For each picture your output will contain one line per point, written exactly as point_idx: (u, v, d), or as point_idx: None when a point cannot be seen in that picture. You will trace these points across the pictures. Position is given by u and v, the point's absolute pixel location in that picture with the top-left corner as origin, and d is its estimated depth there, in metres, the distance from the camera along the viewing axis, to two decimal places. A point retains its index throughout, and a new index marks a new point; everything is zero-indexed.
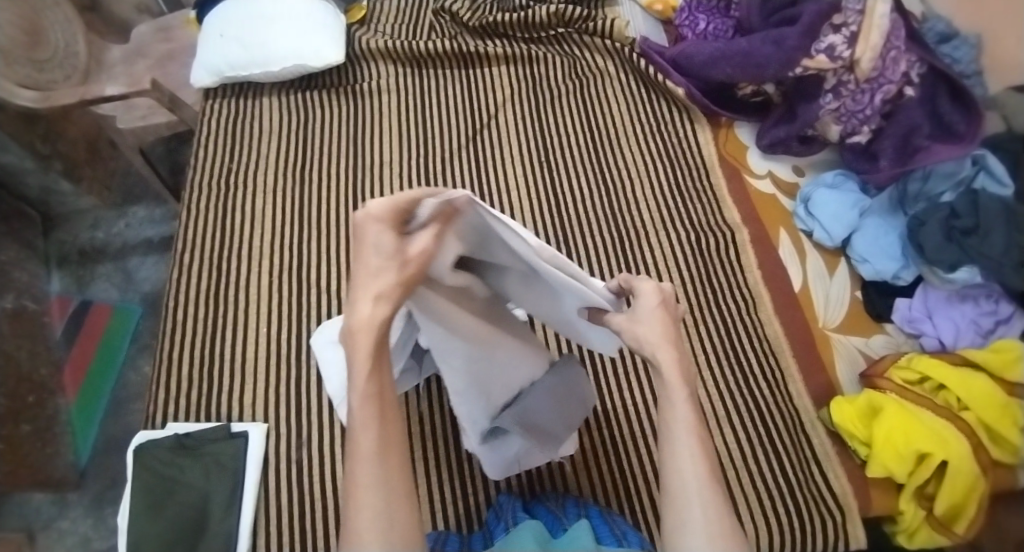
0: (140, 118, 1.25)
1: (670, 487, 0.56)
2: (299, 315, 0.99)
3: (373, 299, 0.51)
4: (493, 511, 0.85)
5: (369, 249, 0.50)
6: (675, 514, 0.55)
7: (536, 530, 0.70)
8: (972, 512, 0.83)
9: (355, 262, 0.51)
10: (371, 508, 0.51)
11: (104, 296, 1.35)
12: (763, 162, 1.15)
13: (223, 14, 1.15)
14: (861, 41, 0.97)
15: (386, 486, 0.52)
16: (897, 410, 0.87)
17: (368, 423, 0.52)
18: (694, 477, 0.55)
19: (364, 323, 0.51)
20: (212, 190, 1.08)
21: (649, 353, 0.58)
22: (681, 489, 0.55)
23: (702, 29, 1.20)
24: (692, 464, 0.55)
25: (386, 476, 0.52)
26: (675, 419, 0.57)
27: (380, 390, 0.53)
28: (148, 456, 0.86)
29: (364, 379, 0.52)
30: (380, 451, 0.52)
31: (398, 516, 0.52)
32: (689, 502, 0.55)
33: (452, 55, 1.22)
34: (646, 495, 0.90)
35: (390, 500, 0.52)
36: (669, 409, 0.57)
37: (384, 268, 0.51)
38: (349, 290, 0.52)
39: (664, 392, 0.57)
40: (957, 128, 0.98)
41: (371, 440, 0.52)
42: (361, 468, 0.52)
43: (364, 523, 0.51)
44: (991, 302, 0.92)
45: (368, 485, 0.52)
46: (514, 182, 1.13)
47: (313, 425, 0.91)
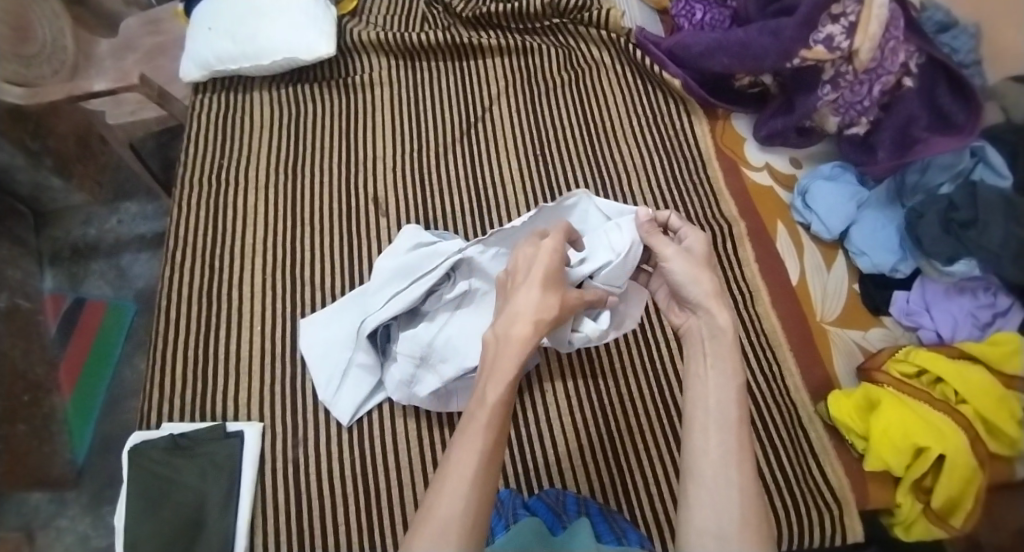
0: (129, 113, 1.23)
1: (701, 477, 0.55)
2: (294, 312, 0.98)
3: (531, 322, 0.62)
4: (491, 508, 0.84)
5: (528, 285, 0.65)
6: (707, 507, 0.54)
7: (536, 528, 0.71)
8: (970, 505, 0.83)
9: (518, 300, 0.64)
10: (462, 506, 0.53)
11: (98, 293, 1.34)
12: (760, 154, 1.14)
13: (212, 8, 1.13)
14: (859, 32, 0.96)
15: (478, 487, 0.54)
16: (894, 403, 0.87)
17: (489, 425, 0.57)
18: (732, 468, 0.55)
19: (518, 336, 0.61)
20: (203, 186, 1.07)
21: (711, 362, 0.61)
22: (718, 480, 0.55)
23: (699, 19, 1.18)
24: (732, 458, 0.55)
25: (484, 473, 0.55)
26: (714, 408, 0.58)
27: (503, 403, 0.59)
28: (144, 457, 0.85)
29: (501, 386, 0.59)
30: (488, 450, 0.56)
31: (479, 519, 0.54)
32: (727, 493, 0.54)
33: (445, 47, 1.20)
34: (641, 490, 0.90)
35: (477, 501, 0.54)
36: (715, 390, 0.59)
37: (542, 296, 0.64)
38: (511, 315, 0.63)
39: (713, 369, 0.60)
40: (955, 119, 0.98)
41: (481, 441, 0.56)
42: (468, 459, 0.55)
43: (454, 512, 0.53)
44: (989, 295, 0.92)
45: (464, 476, 0.55)
46: (510, 176, 1.11)
47: (309, 423, 0.90)
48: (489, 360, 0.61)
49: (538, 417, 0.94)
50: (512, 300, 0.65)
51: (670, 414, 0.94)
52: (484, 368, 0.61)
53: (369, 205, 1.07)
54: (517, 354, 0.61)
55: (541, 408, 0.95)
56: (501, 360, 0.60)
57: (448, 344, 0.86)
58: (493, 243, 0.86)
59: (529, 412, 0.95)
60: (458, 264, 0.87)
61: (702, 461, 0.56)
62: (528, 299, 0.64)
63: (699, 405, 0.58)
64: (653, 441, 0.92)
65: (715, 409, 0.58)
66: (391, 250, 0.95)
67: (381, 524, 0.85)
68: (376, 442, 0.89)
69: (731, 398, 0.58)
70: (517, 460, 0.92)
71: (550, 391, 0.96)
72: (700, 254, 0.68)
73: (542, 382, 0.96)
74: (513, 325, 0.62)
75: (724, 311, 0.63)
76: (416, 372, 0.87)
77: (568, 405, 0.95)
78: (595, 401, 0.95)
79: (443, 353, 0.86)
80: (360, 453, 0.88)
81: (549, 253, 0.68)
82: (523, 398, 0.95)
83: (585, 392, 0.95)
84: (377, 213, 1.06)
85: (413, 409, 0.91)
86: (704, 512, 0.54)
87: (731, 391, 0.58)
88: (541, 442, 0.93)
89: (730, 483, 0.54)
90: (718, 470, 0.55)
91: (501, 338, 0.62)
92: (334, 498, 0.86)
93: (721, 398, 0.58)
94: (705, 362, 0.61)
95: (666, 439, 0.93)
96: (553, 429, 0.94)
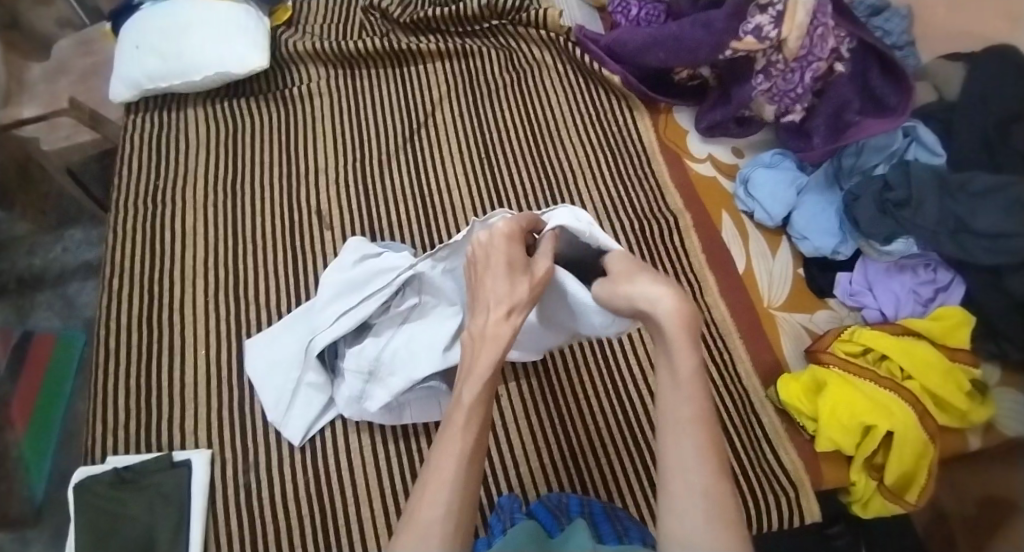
0: (64, 138, 1.21)
1: (666, 481, 0.49)
2: (241, 333, 0.96)
3: (506, 312, 0.63)
4: (493, 514, 0.84)
5: (506, 270, 0.65)
6: (676, 518, 0.47)
7: (531, 533, 0.71)
8: (924, 479, 0.84)
9: (493, 288, 0.64)
10: (443, 512, 0.52)
11: (46, 324, 1.30)
12: (703, 146, 1.15)
13: (139, 25, 1.10)
14: (786, 20, 0.97)
15: (460, 491, 0.53)
16: (840, 383, 0.88)
17: (468, 426, 0.57)
18: (694, 471, 0.48)
19: (492, 330, 0.62)
20: (140, 210, 1.05)
21: (666, 356, 0.53)
22: (682, 489, 0.48)
23: (634, 15, 1.18)
24: (694, 458, 0.48)
25: (462, 482, 0.54)
26: (676, 401, 0.51)
27: (480, 400, 0.58)
28: (89, 492, 0.83)
29: (478, 384, 0.59)
30: (466, 453, 0.55)
31: (463, 524, 0.52)
32: (691, 500, 0.47)
33: (384, 53, 1.19)
34: (603, 487, 0.89)
35: (460, 507, 0.53)
36: (673, 387, 0.51)
37: (512, 282, 0.64)
38: (484, 308, 0.63)
39: (665, 362, 0.52)
40: (888, 101, 1.00)
41: (458, 444, 0.56)
42: (446, 464, 0.54)
43: (435, 522, 0.52)
44: (929, 271, 0.94)
45: (439, 486, 0.53)
46: (455, 181, 1.11)
47: (259, 446, 0.89)
48: (467, 358, 0.61)
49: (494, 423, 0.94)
50: (482, 290, 0.65)
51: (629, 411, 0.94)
52: (462, 369, 0.61)
53: (313, 219, 1.06)
54: (495, 345, 0.61)
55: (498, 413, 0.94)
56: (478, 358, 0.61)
57: (395, 358, 0.85)
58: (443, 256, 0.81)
59: None
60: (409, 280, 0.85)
61: (664, 467, 0.49)
62: (497, 292, 0.64)
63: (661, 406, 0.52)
64: (613, 439, 0.92)
65: (673, 406, 0.51)
66: (337, 264, 0.94)
67: (340, 544, 0.84)
68: (332, 459, 0.88)
69: (687, 394, 0.51)
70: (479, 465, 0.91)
71: (506, 396, 0.95)
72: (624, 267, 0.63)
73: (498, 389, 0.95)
74: (488, 321, 0.62)
75: (667, 296, 0.55)
76: (365, 388, 0.86)
77: (525, 408, 0.94)
78: (551, 401, 0.95)
79: (391, 367, 0.85)
80: (315, 472, 0.87)
81: (505, 234, 0.67)
82: None
83: (540, 393, 0.95)
84: (321, 226, 1.05)
85: (368, 423, 0.90)
86: (672, 526, 0.48)
87: (690, 385, 0.51)
88: (497, 448, 0.92)
89: (694, 490, 0.47)
90: (680, 476, 0.48)
91: (477, 334, 0.63)
92: (291, 519, 0.85)
93: (675, 398, 0.51)
94: (660, 359, 0.53)
95: (626, 436, 0.92)
96: (510, 433, 0.93)
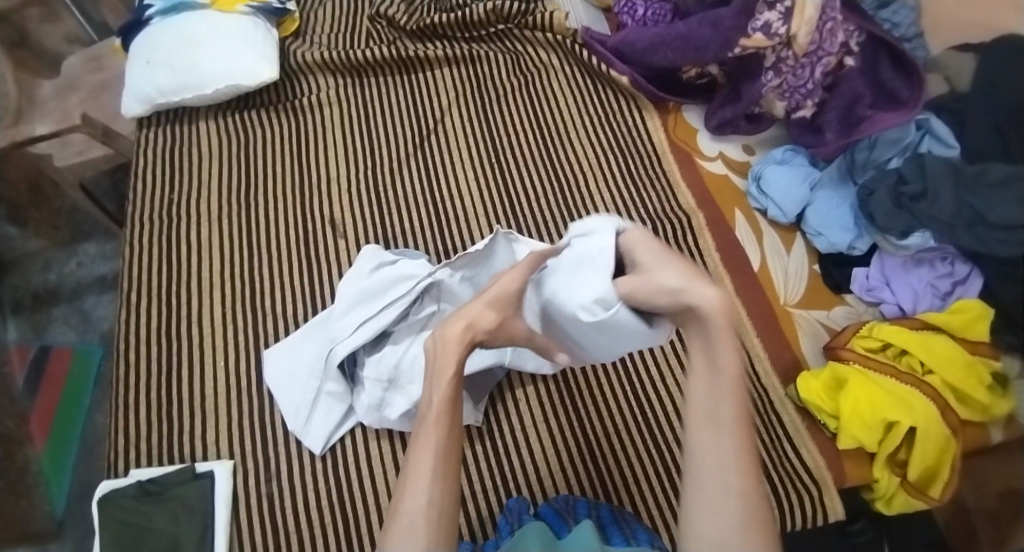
0: (77, 154, 1.21)
1: (704, 477, 0.51)
2: (258, 344, 0.97)
3: (465, 324, 0.59)
4: (501, 516, 0.84)
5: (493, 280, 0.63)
6: (707, 513, 0.51)
7: (541, 531, 0.70)
8: (947, 474, 0.83)
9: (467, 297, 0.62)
10: (420, 506, 0.54)
11: (63, 339, 1.31)
12: (713, 144, 1.15)
13: (150, 40, 1.11)
14: (795, 17, 0.96)
15: (438, 484, 0.54)
16: (860, 380, 0.87)
17: (432, 427, 0.56)
18: (731, 472, 0.51)
19: (453, 339, 0.59)
20: (155, 224, 1.05)
21: (706, 346, 0.52)
22: (715, 487, 0.51)
23: (641, 15, 1.18)
24: (731, 458, 0.51)
25: (438, 477, 0.55)
26: (719, 396, 0.52)
27: (451, 400, 0.57)
28: (113, 506, 0.83)
29: (444, 385, 0.58)
30: (440, 452, 0.55)
31: (444, 518, 0.54)
32: (724, 501, 0.50)
33: (391, 61, 1.19)
34: (607, 491, 0.89)
35: (439, 500, 0.54)
36: (713, 386, 0.52)
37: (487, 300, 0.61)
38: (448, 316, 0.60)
39: (706, 357, 0.52)
40: (900, 94, 1.00)
41: (435, 442, 0.56)
42: (422, 459, 0.55)
43: (416, 511, 0.54)
44: (947, 263, 0.92)
45: (415, 482, 0.54)
46: (467, 186, 1.11)
47: (281, 457, 0.89)
48: (430, 366, 0.59)
49: (511, 428, 0.93)
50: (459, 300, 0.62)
51: (649, 414, 0.93)
52: (430, 371, 0.59)
53: (327, 228, 1.06)
54: (458, 348, 0.59)
55: (517, 417, 0.94)
56: (443, 362, 0.58)
57: (415, 364, 0.85)
58: (460, 266, 0.85)
59: (503, 424, 0.93)
60: (428, 287, 0.86)
61: (699, 463, 0.52)
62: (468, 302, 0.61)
63: (700, 400, 0.53)
64: (629, 440, 0.92)
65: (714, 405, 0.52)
66: (354, 272, 0.94)
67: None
68: (352, 470, 0.88)
69: (728, 390, 0.52)
70: (495, 472, 0.90)
71: (523, 398, 0.95)
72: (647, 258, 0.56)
73: (515, 389, 0.95)
74: (447, 326, 0.59)
75: (706, 292, 0.52)
76: (385, 396, 0.87)
77: (542, 411, 0.94)
78: (568, 401, 0.94)
79: (411, 375, 0.85)
80: (336, 481, 0.87)
81: (526, 267, 0.63)
82: (497, 409, 0.94)
83: (557, 394, 0.95)
84: (335, 235, 1.05)
85: (387, 431, 0.90)
86: (705, 524, 0.51)
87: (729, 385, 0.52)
88: (519, 452, 0.92)
89: (731, 492, 0.50)
90: (717, 479, 0.51)
91: (438, 340, 0.59)
92: (313, 528, 0.85)
93: (717, 401, 0.52)
94: (699, 352, 0.53)
95: (642, 437, 0.92)
96: (529, 437, 0.92)
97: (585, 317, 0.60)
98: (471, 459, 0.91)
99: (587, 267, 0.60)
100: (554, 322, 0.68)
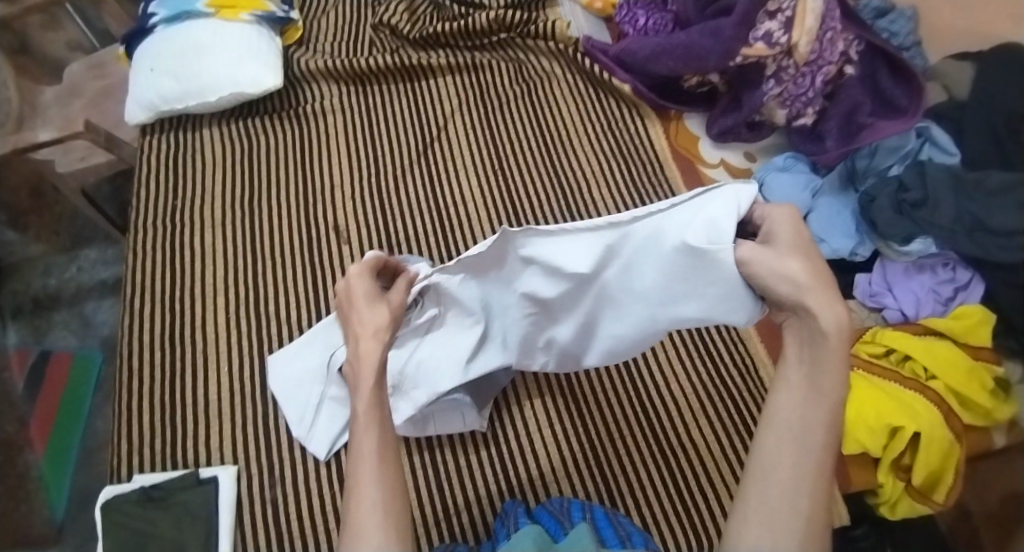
0: (80, 160, 1.22)
1: (773, 482, 0.49)
2: (262, 348, 0.96)
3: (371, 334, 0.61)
4: (497, 520, 0.84)
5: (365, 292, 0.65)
6: (767, 516, 0.48)
7: (538, 534, 0.69)
8: (951, 479, 0.83)
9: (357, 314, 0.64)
10: (371, 504, 0.49)
11: (63, 344, 1.30)
12: (714, 151, 1.15)
13: (154, 48, 1.11)
14: (796, 26, 0.98)
15: (382, 480, 0.51)
16: (864, 385, 0.88)
17: (368, 427, 0.54)
18: (803, 483, 0.48)
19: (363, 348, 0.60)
20: (159, 230, 1.05)
21: (812, 358, 0.50)
22: (785, 494, 0.48)
23: (642, 24, 1.19)
24: (810, 470, 0.48)
25: (382, 472, 0.51)
26: (814, 411, 0.49)
27: (377, 400, 0.56)
28: (116, 511, 0.83)
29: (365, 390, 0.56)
30: (379, 452, 0.52)
31: (397, 513, 0.50)
32: (793, 510, 0.47)
33: (395, 69, 1.20)
34: (599, 494, 0.88)
35: (388, 494, 0.50)
36: (809, 400, 0.50)
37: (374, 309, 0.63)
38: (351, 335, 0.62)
39: (811, 371, 0.50)
40: (898, 102, 1.02)
41: (372, 443, 0.53)
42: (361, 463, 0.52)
43: (365, 513, 0.49)
44: (948, 270, 0.93)
45: (364, 484, 0.50)
46: (471, 193, 1.11)
47: (285, 462, 0.89)
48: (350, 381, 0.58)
49: (516, 433, 0.93)
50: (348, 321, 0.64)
51: (654, 418, 0.93)
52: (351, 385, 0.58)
53: (331, 234, 1.06)
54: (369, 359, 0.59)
55: (522, 422, 0.94)
56: (363, 373, 0.58)
57: (419, 370, 0.83)
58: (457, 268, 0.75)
59: (508, 429, 0.93)
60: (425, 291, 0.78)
61: (770, 464, 0.49)
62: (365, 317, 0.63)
63: (788, 409, 0.50)
64: (634, 444, 0.92)
65: (806, 416, 0.49)
66: None
67: None
68: None
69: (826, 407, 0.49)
70: (500, 477, 0.90)
71: (528, 403, 0.95)
72: (783, 239, 0.54)
73: (519, 393, 0.95)
74: (358, 342, 0.61)
75: (829, 307, 0.50)
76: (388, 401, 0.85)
77: (548, 416, 0.94)
78: (573, 405, 0.94)
79: (414, 380, 0.84)
80: (341, 485, 0.87)
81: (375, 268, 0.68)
82: (502, 415, 0.94)
83: (563, 399, 0.95)
84: (339, 241, 1.06)
85: None
86: (761, 535, 0.47)
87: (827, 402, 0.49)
88: (524, 457, 0.91)
89: (795, 503, 0.48)
90: (787, 488, 0.48)
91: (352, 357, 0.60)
92: (319, 533, 0.85)
93: (808, 410, 0.49)
94: (802, 364, 0.51)
95: (645, 441, 0.92)
96: (535, 443, 0.92)
97: (693, 244, 0.60)
98: (476, 464, 0.91)
99: (715, 211, 0.60)
100: (638, 269, 0.66)
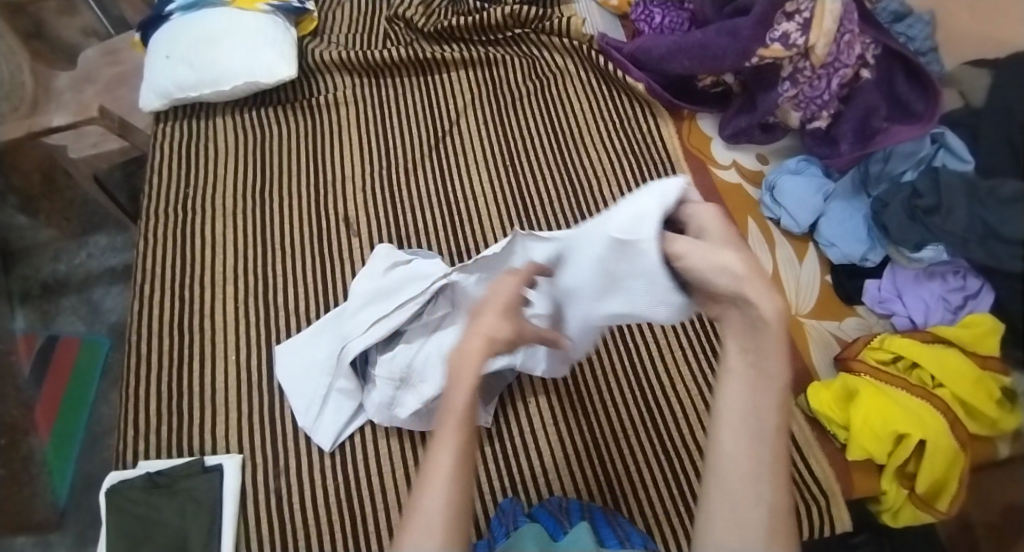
0: (91, 146, 1.21)
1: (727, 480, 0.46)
2: (270, 339, 0.97)
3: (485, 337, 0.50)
4: (496, 517, 0.84)
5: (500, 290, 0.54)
6: (728, 517, 0.46)
7: (538, 533, 0.69)
8: (955, 487, 0.83)
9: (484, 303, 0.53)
10: (435, 507, 0.44)
11: (71, 329, 1.31)
12: (726, 152, 1.15)
13: (170, 35, 1.11)
14: (813, 28, 0.97)
15: (458, 484, 0.45)
16: (873, 392, 0.87)
17: (454, 433, 0.46)
18: (764, 479, 0.45)
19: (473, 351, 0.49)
20: (170, 217, 1.06)
21: (755, 347, 0.48)
22: (741, 491, 0.46)
23: (658, 23, 1.18)
24: (764, 464, 0.46)
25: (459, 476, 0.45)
26: (762, 401, 0.47)
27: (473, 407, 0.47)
28: (121, 497, 0.84)
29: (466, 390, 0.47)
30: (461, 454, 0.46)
31: (458, 523, 0.44)
32: (754, 507, 0.45)
33: (408, 63, 1.19)
34: (599, 491, 0.89)
35: (457, 503, 0.45)
36: (759, 389, 0.47)
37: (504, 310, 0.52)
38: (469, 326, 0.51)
39: (756, 361, 0.47)
40: (913, 107, 1.00)
41: (456, 450, 0.46)
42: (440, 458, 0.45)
43: (431, 512, 0.44)
44: (959, 278, 0.91)
45: (434, 483, 0.45)
46: (481, 188, 1.11)
47: (290, 452, 0.89)
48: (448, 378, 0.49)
49: (519, 430, 0.93)
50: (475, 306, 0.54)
51: (657, 418, 0.93)
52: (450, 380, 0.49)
53: (340, 226, 1.06)
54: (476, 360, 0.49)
55: (526, 419, 0.94)
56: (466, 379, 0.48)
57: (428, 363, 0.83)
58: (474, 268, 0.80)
59: (512, 427, 0.93)
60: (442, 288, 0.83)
61: (722, 461, 0.47)
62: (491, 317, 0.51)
63: (732, 400, 0.47)
64: (635, 440, 0.92)
65: (753, 408, 0.47)
66: (368, 271, 0.94)
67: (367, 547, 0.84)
68: (360, 467, 0.88)
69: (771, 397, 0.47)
70: (502, 473, 0.91)
71: (534, 400, 0.95)
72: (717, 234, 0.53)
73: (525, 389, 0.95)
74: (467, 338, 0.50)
75: (767, 295, 0.47)
76: (396, 394, 0.85)
77: (552, 414, 0.94)
78: (576, 399, 0.95)
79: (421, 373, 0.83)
80: (345, 477, 0.88)
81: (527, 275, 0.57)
82: (507, 410, 0.94)
83: (569, 394, 0.95)
84: (348, 233, 1.06)
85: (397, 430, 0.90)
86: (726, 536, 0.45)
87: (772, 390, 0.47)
88: (527, 454, 0.92)
89: (760, 502, 0.45)
90: (745, 487, 0.46)
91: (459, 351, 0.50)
92: (321, 524, 0.85)
93: (759, 402, 0.47)
94: (745, 352, 0.48)
95: (643, 439, 0.92)
96: (538, 440, 0.92)
97: (619, 237, 0.56)
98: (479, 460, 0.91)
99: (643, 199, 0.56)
100: (579, 264, 0.64)
